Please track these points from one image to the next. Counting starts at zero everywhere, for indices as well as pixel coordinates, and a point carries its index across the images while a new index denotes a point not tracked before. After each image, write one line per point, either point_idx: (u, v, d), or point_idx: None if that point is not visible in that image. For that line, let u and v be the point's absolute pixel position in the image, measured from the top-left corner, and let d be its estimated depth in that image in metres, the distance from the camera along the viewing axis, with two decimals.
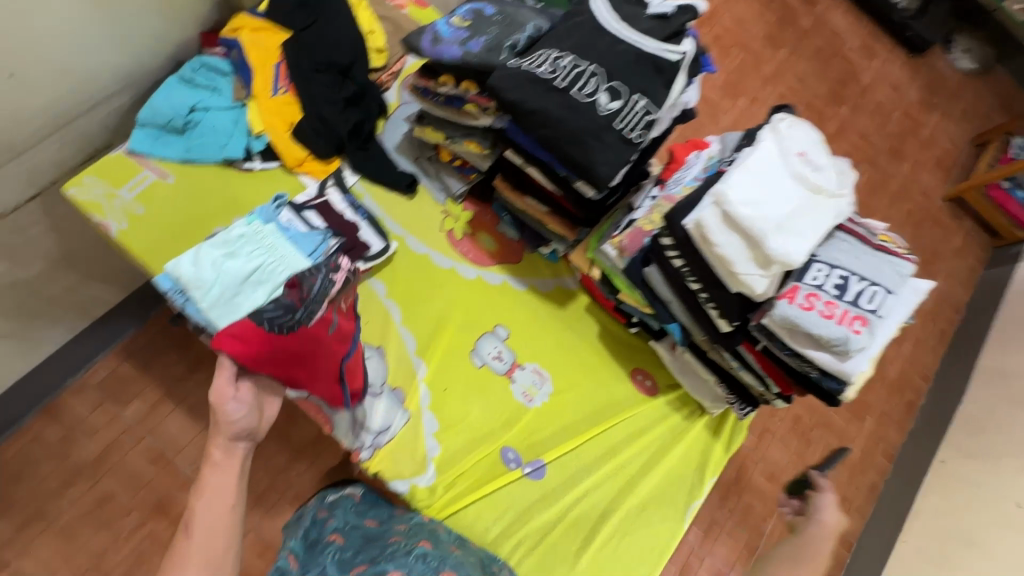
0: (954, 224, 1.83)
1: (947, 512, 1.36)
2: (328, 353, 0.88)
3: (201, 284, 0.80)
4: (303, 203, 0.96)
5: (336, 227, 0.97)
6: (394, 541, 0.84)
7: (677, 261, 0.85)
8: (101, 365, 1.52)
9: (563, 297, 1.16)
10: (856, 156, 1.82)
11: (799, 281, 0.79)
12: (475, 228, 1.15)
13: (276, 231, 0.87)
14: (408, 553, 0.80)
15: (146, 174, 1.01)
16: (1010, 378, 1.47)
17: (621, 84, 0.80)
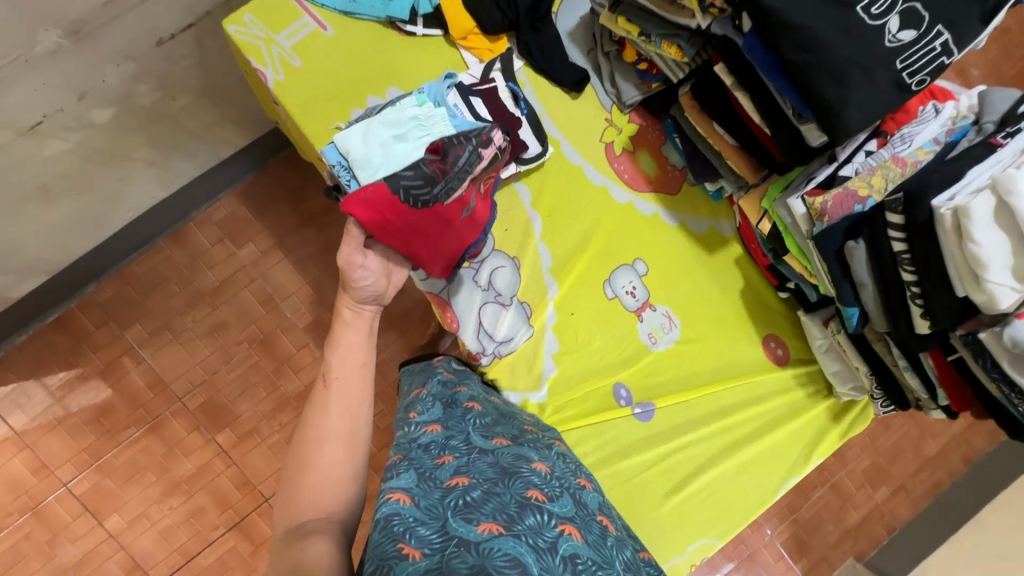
0: None
1: None
2: (455, 235, 0.81)
3: (369, 165, 0.75)
4: (471, 86, 0.86)
5: (500, 122, 0.87)
6: (529, 432, 0.86)
7: (897, 244, 0.73)
8: (222, 204, 1.58)
9: (714, 243, 1.05)
10: None
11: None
12: (637, 146, 1.03)
13: (446, 118, 0.78)
14: (547, 448, 0.82)
15: (306, 21, 0.92)
16: None
17: (919, 7, 0.64)
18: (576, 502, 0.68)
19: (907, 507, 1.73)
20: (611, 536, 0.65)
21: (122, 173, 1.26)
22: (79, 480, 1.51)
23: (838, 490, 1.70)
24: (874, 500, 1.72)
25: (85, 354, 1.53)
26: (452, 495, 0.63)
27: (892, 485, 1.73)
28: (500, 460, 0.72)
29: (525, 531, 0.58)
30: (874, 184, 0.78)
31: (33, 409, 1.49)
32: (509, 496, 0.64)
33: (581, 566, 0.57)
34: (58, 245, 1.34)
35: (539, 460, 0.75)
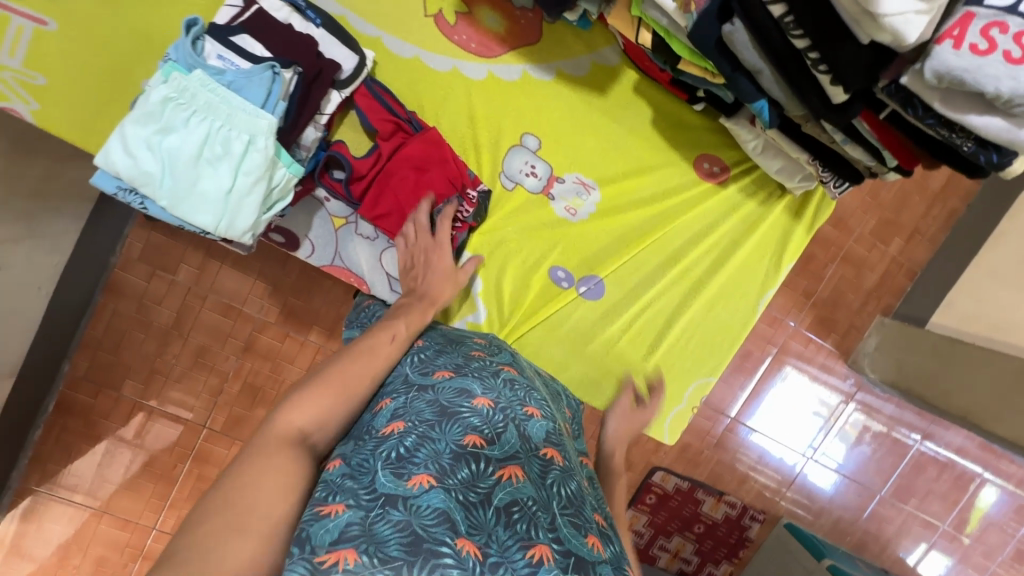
0: None
1: None
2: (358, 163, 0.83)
3: (149, 177, 0.63)
4: (228, 24, 0.69)
5: (285, 52, 0.71)
6: (478, 356, 0.75)
7: (776, 7, 0.58)
8: (131, 238, 1.33)
9: (603, 80, 0.89)
10: None
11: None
12: (472, 4, 0.83)
13: (206, 81, 0.64)
14: (495, 374, 0.71)
15: (19, 23, 0.73)
16: None
17: None
18: (519, 434, 0.62)
19: (925, 248, 1.57)
20: (554, 471, 0.61)
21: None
22: (165, 518, 1.42)
23: (851, 261, 1.56)
24: (890, 254, 1.57)
25: (101, 425, 1.36)
26: (386, 448, 0.56)
27: (905, 234, 1.56)
28: (439, 398, 0.63)
29: (457, 485, 0.53)
30: None
31: (87, 477, 1.36)
32: (444, 444, 0.57)
33: (517, 515, 0.52)
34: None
35: (484, 390, 0.66)
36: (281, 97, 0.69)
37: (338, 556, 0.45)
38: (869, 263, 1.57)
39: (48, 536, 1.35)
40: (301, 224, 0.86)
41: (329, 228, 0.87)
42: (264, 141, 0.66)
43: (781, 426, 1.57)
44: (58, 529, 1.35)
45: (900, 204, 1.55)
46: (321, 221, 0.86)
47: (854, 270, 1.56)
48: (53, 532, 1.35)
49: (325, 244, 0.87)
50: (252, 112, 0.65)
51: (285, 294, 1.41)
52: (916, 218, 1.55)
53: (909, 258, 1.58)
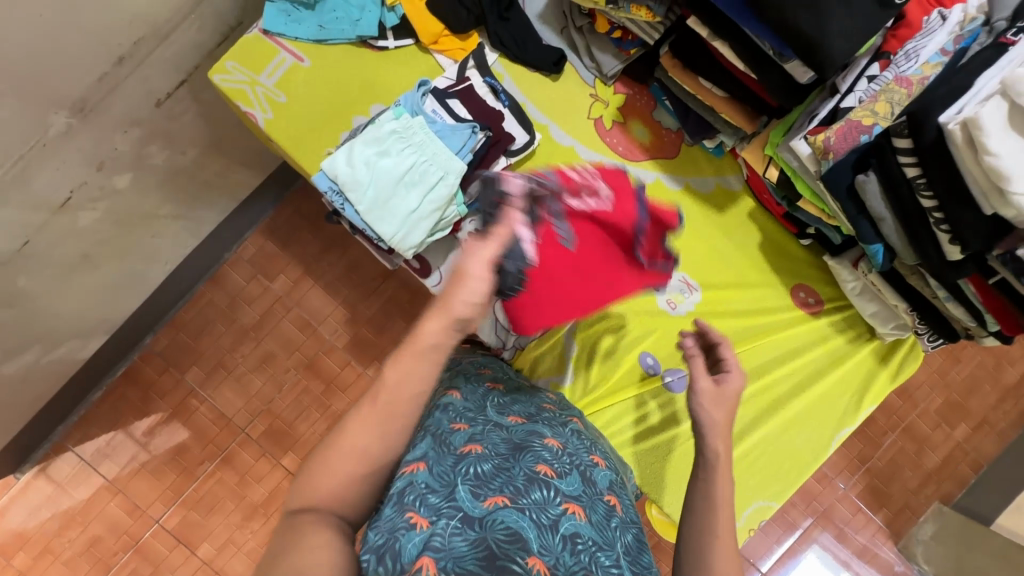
0: None
1: None
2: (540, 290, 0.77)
3: (357, 185, 0.79)
4: (445, 89, 0.88)
5: (481, 118, 0.88)
6: (548, 409, 0.82)
7: (910, 169, 0.68)
8: (249, 242, 1.50)
9: (723, 200, 1.01)
10: None
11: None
12: (626, 116, 1.00)
13: (425, 125, 0.81)
14: (562, 425, 0.77)
15: (283, 57, 0.94)
16: None
17: None
18: (583, 477, 0.65)
19: (993, 443, 1.51)
20: (615, 517, 0.63)
21: (149, 227, 1.24)
22: (170, 514, 1.41)
23: (912, 434, 1.51)
24: (954, 439, 1.51)
25: (153, 403, 1.43)
26: (465, 467, 0.59)
27: (972, 422, 1.51)
28: (512, 436, 0.68)
29: (530, 505, 0.56)
30: (878, 110, 0.73)
31: (120, 450, 1.41)
32: (518, 469, 0.61)
33: (580, 547, 0.54)
34: (108, 306, 1.29)
35: (552, 436, 0.71)
36: (470, 153, 0.84)
37: (423, 562, 0.49)
38: (931, 442, 1.51)
39: (62, 499, 1.38)
40: (436, 256, 0.96)
41: (460, 266, 0.97)
42: (453, 179, 0.81)
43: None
44: (72, 495, 1.38)
45: (969, 389, 1.52)
46: (454, 259, 0.97)
47: (914, 446, 1.51)
48: (68, 496, 1.38)
49: (452, 279, 0.97)
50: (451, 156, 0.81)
51: (360, 324, 1.51)
52: (986, 408, 1.51)
53: (974, 448, 1.51)
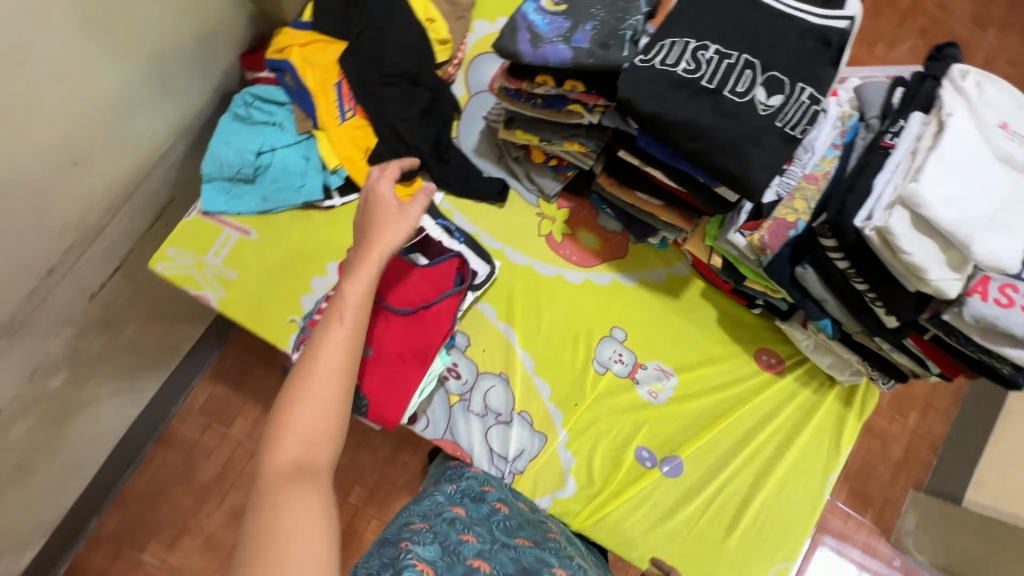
0: None
1: None
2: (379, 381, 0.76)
3: None
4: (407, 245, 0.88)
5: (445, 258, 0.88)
6: (552, 538, 0.82)
7: (840, 262, 0.77)
8: (198, 390, 1.37)
9: (676, 286, 1.08)
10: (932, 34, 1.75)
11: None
12: (574, 227, 1.05)
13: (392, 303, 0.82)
14: (569, 558, 0.76)
15: (228, 234, 0.93)
16: None
17: (781, 73, 0.66)
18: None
19: (941, 422, 1.64)
20: None
21: (92, 415, 1.12)
22: None
23: (874, 432, 1.63)
24: (909, 427, 1.64)
25: None
26: None
27: (920, 408, 1.65)
28: (521, 559, 0.66)
29: None
30: (798, 207, 0.83)
31: None
32: None
33: None
34: (41, 509, 1.12)
35: (559, 566, 0.69)
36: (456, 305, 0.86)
37: None
38: (891, 435, 1.63)
39: None
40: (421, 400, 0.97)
41: (445, 404, 0.97)
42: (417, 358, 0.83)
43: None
44: None
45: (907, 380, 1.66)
46: (438, 398, 0.97)
47: (879, 442, 1.62)
48: None
49: (439, 419, 0.97)
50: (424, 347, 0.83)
51: None
52: (927, 392, 1.65)
53: (928, 431, 1.64)
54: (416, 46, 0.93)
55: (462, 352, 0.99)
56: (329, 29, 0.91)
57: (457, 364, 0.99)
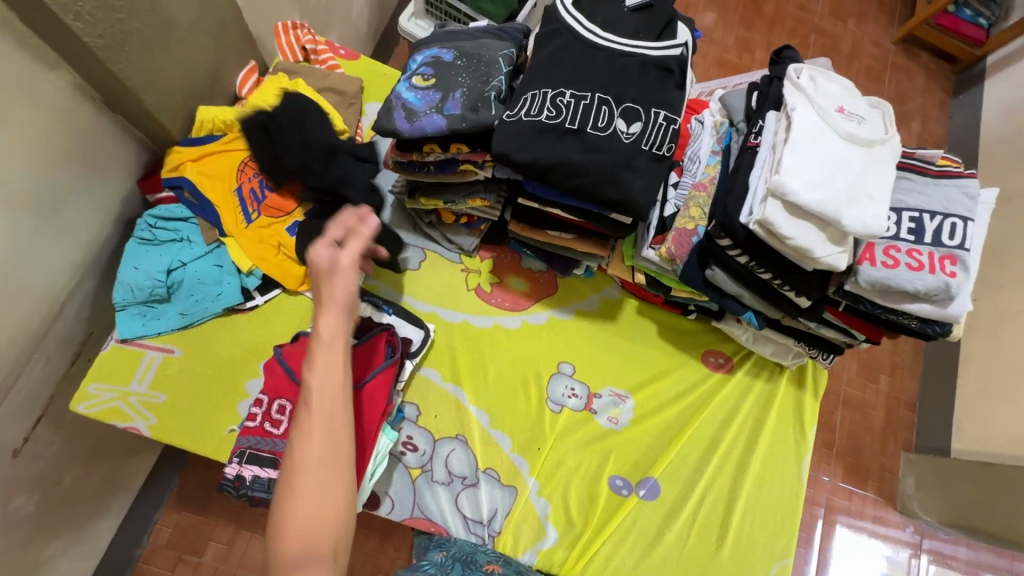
0: (908, 85, 1.99)
1: (997, 346, 1.50)
2: None
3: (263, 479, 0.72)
4: None
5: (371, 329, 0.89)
6: None
7: (741, 257, 0.80)
8: (161, 524, 1.27)
9: (611, 309, 1.11)
10: (802, 30, 2.02)
11: (959, 251, 0.73)
12: (501, 275, 1.08)
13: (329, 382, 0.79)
14: None
15: (151, 356, 0.90)
16: (1011, 204, 1.62)
17: (634, 103, 0.71)
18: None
19: (911, 379, 1.69)
20: None
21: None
22: None
23: (852, 404, 1.64)
24: (883, 391, 1.67)
25: None
26: None
27: (888, 370, 1.69)
28: None
29: None
30: (694, 214, 0.87)
31: None
32: None
33: None
34: None
35: None
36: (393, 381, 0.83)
37: None
38: (868, 403, 1.66)
39: None
40: (381, 482, 0.93)
41: (408, 480, 0.94)
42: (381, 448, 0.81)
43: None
44: None
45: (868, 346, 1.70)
46: (399, 476, 0.94)
47: (859, 413, 1.64)
48: None
49: (405, 498, 0.93)
50: None
51: None
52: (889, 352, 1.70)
53: (900, 390, 1.68)
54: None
55: (414, 423, 0.98)
56: (214, 138, 0.92)
57: (412, 436, 0.97)
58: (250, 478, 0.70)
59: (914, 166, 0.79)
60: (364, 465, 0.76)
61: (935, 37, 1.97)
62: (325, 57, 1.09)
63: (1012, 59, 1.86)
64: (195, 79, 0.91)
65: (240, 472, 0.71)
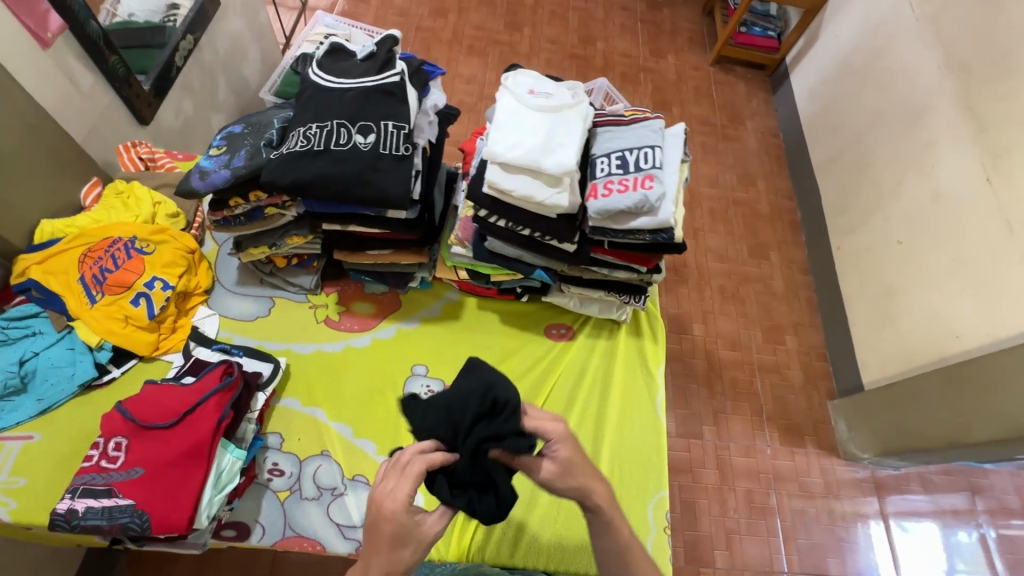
0: (720, 104, 2.57)
1: (868, 253, 1.94)
2: (162, 495, 0.80)
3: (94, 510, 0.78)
4: (177, 374, 0.97)
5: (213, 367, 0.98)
6: None
7: (500, 221, 0.96)
8: None
9: (453, 310, 1.24)
10: (632, 72, 2.59)
11: (654, 171, 0.91)
12: (347, 302, 1.21)
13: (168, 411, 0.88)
14: None
15: (9, 446, 0.96)
16: (836, 159, 2.16)
17: (367, 121, 0.91)
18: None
19: None
20: None
21: None
22: None
23: None
24: None
25: None
26: None
27: None
28: None
29: None
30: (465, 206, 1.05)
31: None
32: None
33: None
34: None
35: None
36: (230, 405, 0.91)
37: None
38: None
39: None
40: (250, 511, 0.98)
41: (276, 503, 0.99)
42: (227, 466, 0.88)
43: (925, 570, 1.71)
44: None
45: (767, 310, 2.12)
46: (268, 501, 0.99)
47: None
48: None
49: (275, 521, 0.98)
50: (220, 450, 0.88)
51: None
52: (788, 315, 2.11)
53: (807, 345, 2.07)
54: (142, 224, 1.11)
55: (278, 450, 1.04)
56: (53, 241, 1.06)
57: (277, 462, 1.03)
58: (80, 509, 0.76)
59: (612, 121, 1.00)
60: (196, 478, 0.82)
61: (740, 53, 2.59)
62: (163, 163, 1.27)
63: (802, 53, 2.48)
64: (26, 200, 1.06)
65: (72, 505, 0.77)
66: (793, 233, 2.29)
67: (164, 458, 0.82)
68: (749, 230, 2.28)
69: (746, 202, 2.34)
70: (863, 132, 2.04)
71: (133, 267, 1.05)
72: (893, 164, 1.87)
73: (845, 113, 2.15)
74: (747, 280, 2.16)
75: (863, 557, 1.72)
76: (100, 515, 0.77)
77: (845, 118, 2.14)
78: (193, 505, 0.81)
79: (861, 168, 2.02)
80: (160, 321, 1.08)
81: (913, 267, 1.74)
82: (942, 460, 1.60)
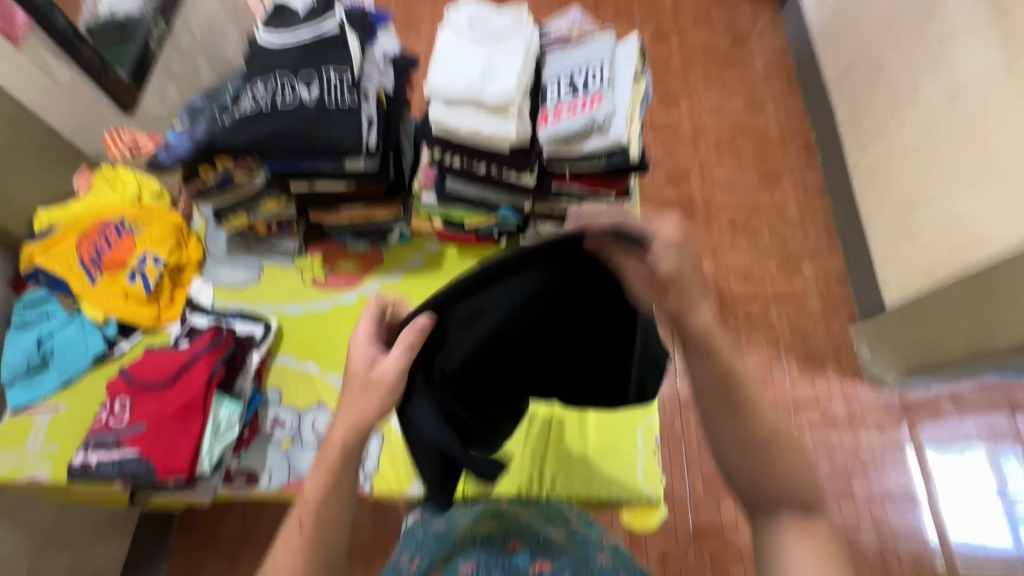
0: (722, 26, 2.42)
1: (884, 166, 1.82)
2: (164, 444, 0.88)
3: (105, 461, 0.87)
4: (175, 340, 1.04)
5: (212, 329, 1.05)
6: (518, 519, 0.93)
7: (454, 160, 0.97)
8: None
9: (436, 260, 1.24)
10: (625, 5, 2.46)
11: (603, 90, 0.90)
12: (332, 263, 1.24)
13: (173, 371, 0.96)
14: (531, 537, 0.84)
15: (41, 417, 1.06)
16: (849, 70, 2.01)
17: (308, 74, 0.96)
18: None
19: None
20: None
21: None
22: None
23: None
24: None
25: None
26: None
27: None
28: None
29: None
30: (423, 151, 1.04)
31: None
32: None
33: None
34: None
35: None
36: (222, 362, 0.98)
37: None
38: None
39: None
40: (257, 460, 1.05)
41: (281, 452, 1.06)
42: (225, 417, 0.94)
43: (962, 487, 1.66)
44: None
45: (780, 238, 2.03)
46: (273, 451, 1.06)
47: None
48: None
49: (280, 468, 1.05)
50: (216, 403, 0.94)
51: None
52: (804, 242, 2.02)
53: (825, 271, 1.98)
54: (130, 205, 1.17)
55: (278, 403, 1.11)
56: (51, 229, 1.14)
57: (279, 415, 1.10)
58: (93, 461, 0.86)
59: (563, 43, 0.97)
60: (195, 427, 0.90)
61: None
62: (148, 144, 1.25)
63: None
64: None
65: (88, 457, 0.87)
66: (806, 157, 2.17)
67: (164, 412, 0.90)
68: (759, 157, 2.17)
69: (755, 128, 2.23)
70: (876, 35, 1.88)
71: (126, 246, 1.13)
72: (907, 65, 1.73)
73: (857, 17, 1.98)
74: (760, 209, 2.08)
75: (892, 480, 1.68)
76: (111, 465, 0.86)
77: (856, 22, 1.98)
78: (194, 451, 0.88)
79: (875, 74, 1.87)
80: (158, 295, 1.15)
81: (932, 173, 1.62)
82: (969, 372, 1.54)
